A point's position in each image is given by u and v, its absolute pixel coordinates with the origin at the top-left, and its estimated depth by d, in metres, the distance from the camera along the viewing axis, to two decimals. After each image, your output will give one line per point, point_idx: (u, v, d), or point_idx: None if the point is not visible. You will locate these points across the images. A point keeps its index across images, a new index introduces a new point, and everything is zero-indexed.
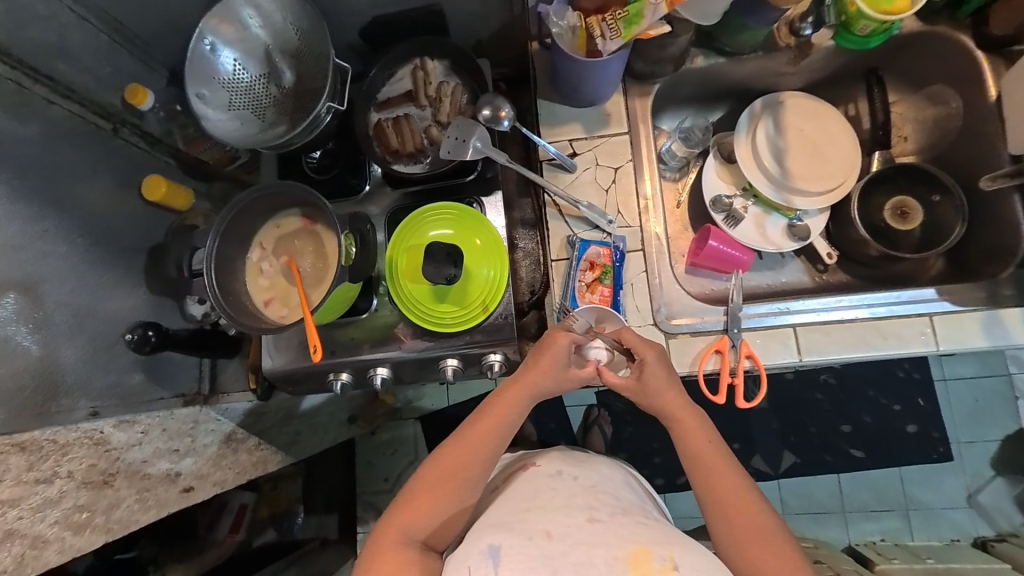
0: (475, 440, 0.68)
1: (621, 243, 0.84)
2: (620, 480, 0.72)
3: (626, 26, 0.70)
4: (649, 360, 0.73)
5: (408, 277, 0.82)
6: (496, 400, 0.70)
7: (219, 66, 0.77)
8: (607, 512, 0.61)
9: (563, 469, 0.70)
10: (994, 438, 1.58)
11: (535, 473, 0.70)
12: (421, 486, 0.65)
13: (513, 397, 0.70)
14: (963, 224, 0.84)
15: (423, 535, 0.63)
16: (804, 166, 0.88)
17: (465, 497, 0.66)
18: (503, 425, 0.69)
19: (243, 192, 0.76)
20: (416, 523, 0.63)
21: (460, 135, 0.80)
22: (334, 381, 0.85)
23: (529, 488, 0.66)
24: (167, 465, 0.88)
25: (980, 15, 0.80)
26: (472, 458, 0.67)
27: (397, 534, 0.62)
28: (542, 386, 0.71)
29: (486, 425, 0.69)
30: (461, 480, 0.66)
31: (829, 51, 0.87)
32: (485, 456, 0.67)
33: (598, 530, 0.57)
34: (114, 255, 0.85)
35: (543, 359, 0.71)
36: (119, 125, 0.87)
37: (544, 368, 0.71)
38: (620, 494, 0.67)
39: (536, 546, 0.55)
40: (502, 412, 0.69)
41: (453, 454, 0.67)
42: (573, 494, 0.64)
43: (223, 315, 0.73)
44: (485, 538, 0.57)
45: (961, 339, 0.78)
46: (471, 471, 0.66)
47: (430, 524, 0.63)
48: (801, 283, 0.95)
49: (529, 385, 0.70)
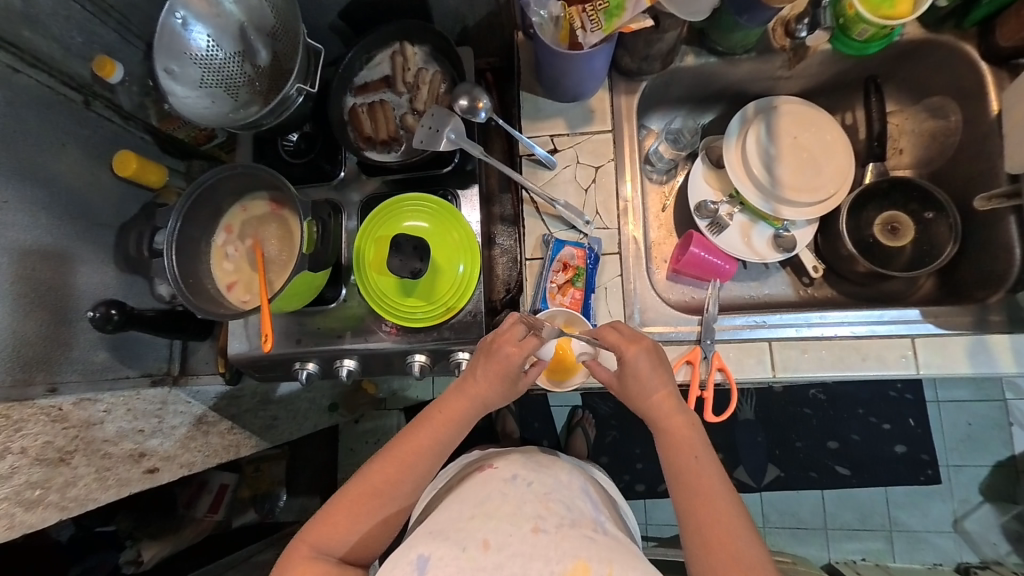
0: (404, 456, 0.68)
1: (596, 245, 0.82)
2: (579, 489, 0.70)
3: (607, 18, 0.67)
4: (631, 358, 0.70)
5: (376, 269, 0.80)
6: (432, 415, 0.71)
7: (191, 42, 0.76)
8: (554, 522, 0.59)
9: (519, 473, 0.69)
10: (985, 464, 1.54)
11: (490, 475, 0.69)
12: (341, 503, 0.66)
13: (451, 412, 0.70)
14: (955, 243, 0.81)
15: (342, 552, 0.64)
16: (798, 175, 0.84)
17: (387, 515, 0.67)
18: (439, 442, 0.70)
19: (209, 170, 0.74)
20: (333, 540, 0.64)
21: (434, 125, 0.78)
22: (299, 370, 0.83)
23: (479, 492, 0.65)
24: (131, 444, 0.88)
25: (987, 25, 0.75)
26: (398, 475, 0.67)
27: (309, 553, 0.63)
28: (487, 397, 0.70)
29: (418, 442, 0.69)
30: (383, 497, 0.66)
31: (826, 56, 0.83)
32: (414, 474, 0.68)
33: (541, 542, 0.55)
34: (81, 229, 0.84)
35: (489, 370, 0.69)
36: (91, 98, 0.86)
37: (491, 378, 0.69)
38: (573, 504, 0.64)
39: (469, 559, 0.54)
40: (439, 426, 0.70)
41: (377, 471, 0.67)
42: (523, 501, 0.62)
43: (184, 299, 0.71)
44: (416, 547, 0.57)
45: (943, 363, 0.74)
46: (397, 489, 0.67)
47: (347, 541, 0.65)
48: (784, 296, 0.91)
49: (473, 396, 0.70)
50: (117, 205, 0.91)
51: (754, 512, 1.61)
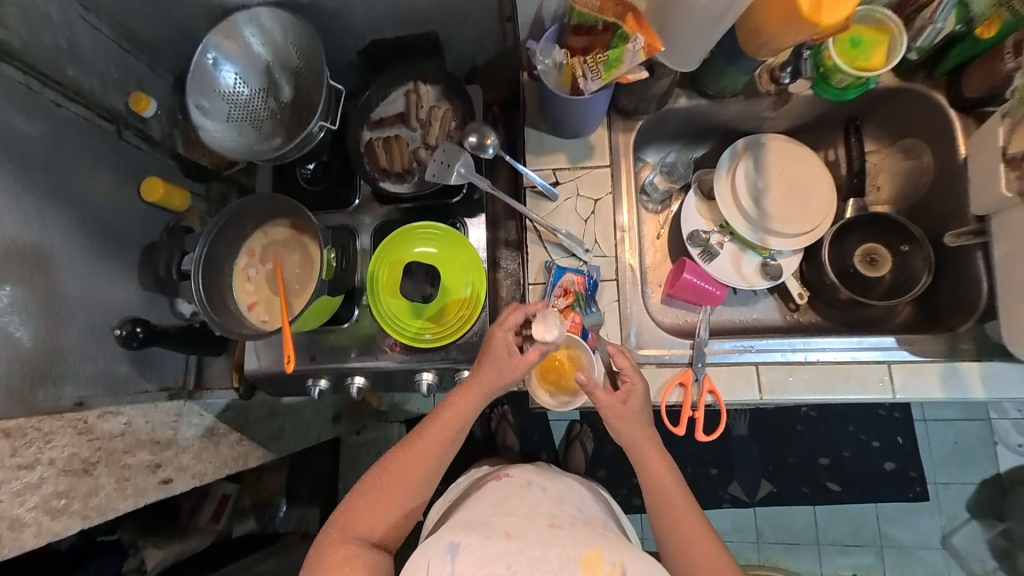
0: (416, 448, 0.75)
1: (595, 272, 0.87)
2: (587, 498, 0.80)
3: (607, 69, 0.73)
4: (631, 392, 0.76)
5: (389, 291, 0.85)
6: (443, 409, 0.75)
7: (221, 79, 0.82)
8: (567, 520, 0.69)
9: (532, 480, 0.78)
10: (971, 481, 1.59)
11: (507, 482, 0.77)
12: (366, 493, 0.73)
13: (460, 404, 0.73)
14: (930, 274, 0.85)
15: (373, 537, 0.71)
16: (784, 208, 0.91)
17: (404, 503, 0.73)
18: (449, 432, 0.74)
19: (235, 199, 0.80)
20: (362, 525, 0.71)
21: (446, 159, 0.83)
22: (312, 387, 0.88)
23: (499, 494, 0.73)
24: (149, 455, 0.92)
25: (955, 74, 0.82)
26: (412, 465, 0.73)
27: (339, 539, 0.70)
28: (490, 390, 0.73)
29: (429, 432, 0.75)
30: (399, 485, 0.73)
31: (808, 98, 0.90)
32: (430, 463, 0.74)
33: (559, 534, 0.64)
34: (113, 250, 0.89)
35: (487, 360, 0.73)
36: (122, 126, 0.90)
37: (489, 367, 0.72)
38: (584, 506, 0.76)
39: (495, 544, 0.59)
40: (449, 417, 0.74)
41: (395, 463, 0.74)
42: (540, 503, 0.72)
43: (206, 317, 0.75)
44: (446, 535, 0.62)
45: (919, 388, 0.79)
46: (412, 476, 0.73)
47: (376, 527, 0.72)
48: (772, 320, 0.97)
49: (477, 386, 0.73)
50: (144, 226, 0.95)
51: (748, 526, 1.64)
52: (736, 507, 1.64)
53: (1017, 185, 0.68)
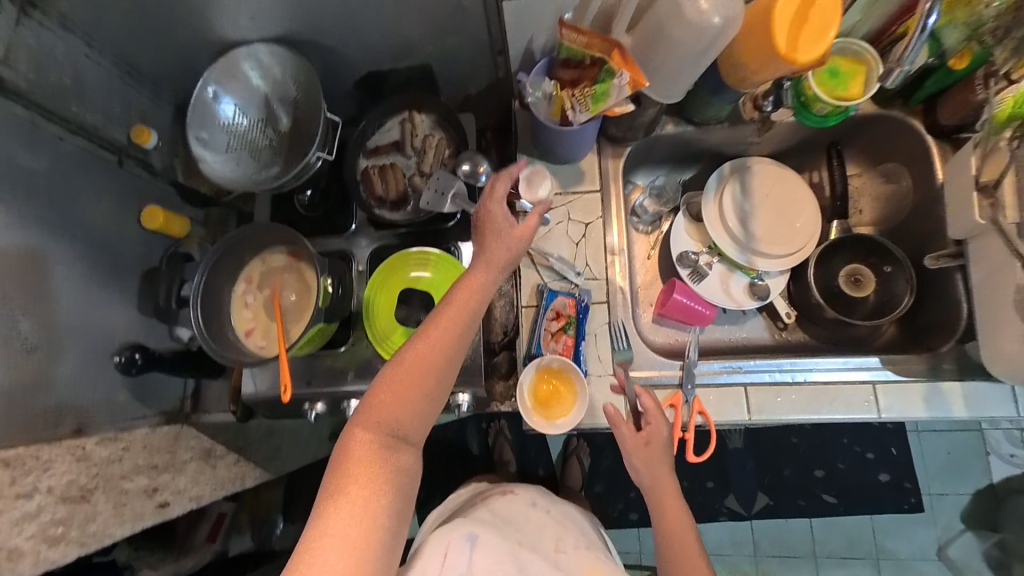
0: (434, 343, 0.62)
1: (586, 296, 0.88)
2: (582, 520, 0.92)
3: (594, 102, 0.75)
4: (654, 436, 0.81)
5: (384, 316, 0.87)
6: (456, 293, 0.64)
7: (220, 112, 0.85)
8: (569, 544, 0.81)
9: (537, 499, 0.88)
10: (965, 492, 1.60)
11: (516, 497, 0.88)
12: (383, 391, 0.61)
13: (473, 283, 0.64)
14: (911, 294, 0.87)
15: (401, 417, 0.61)
16: (769, 229, 0.94)
17: (443, 353, 0.62)
18: (467, 315, 0.64)
19: (235, 228, 0.82)
20: (388, 425, 0.60)
21: (440, 188, 0.86)
22: (309, 410, 0.87)
23: (509, 507, 0.84)
24: (145, 480, 0.92)
25: (930, 103, 0.85)
26: (431, 362, 0.61)
27: (363, 437, 0.59)
28: (501, 267, 0.66)
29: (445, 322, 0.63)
30: (423, 373, 0.61)
31: (791, 125, 0.93)
32: (452, 350, 0.63)
33: (562, 560, 0.77)
34: (113, 277, 0.90)
35: (486, 233, 0.68)
36: (124, 157, 0.92)
37: (490, 241, 0.67)
38: (583, 532, 0.87)
39: (511, 550, 0.72)
40: (465, 299, 0.64)
41: (412, 356, 0.61)
42: (546, 524, 0.83)
43: (204, 344, 0.77)
44: (466, 526, 0.73)
45: (903, 408, 0.81)
46: (433, 373, 0.62)
47: (403, 405, 0.61)
48: (761, 339, 0.99)
49: (488, 262, 0.66)
50: (144, 251, 0.96)
51: (745, 540, 1.65)
52: (733, 520, 1.64)
53: (989, 213, 0.71)
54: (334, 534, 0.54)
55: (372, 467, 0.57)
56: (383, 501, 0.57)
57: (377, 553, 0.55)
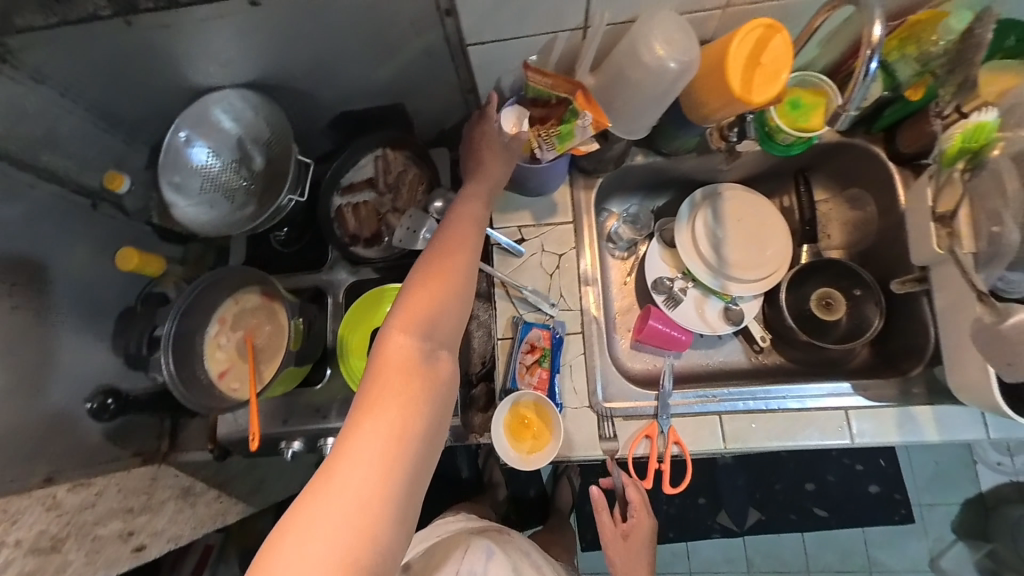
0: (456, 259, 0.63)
1: (561, 327, 0.89)
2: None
3: (560, 140, 0.77)
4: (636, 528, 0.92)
5: (359, 353, 0.87)
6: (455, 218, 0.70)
7: (193, 156, 0.85)
8: None
9: (533, 550, 0.98)
10: (955, 501, 1.61)
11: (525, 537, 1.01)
12: (409, 303, 0.58)
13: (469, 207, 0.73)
14: (881, 317, 0.90)
15: (432, 324, 0.58)
16: (742, 256, 0.95)
17: (466, 267, 0.63)
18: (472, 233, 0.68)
19: (209, 272, 0.83)
20: (419, 333, 0.57)
21: (412, 225, 0.86)
22: (286, 448, 0.86)
23: (520, 540, 0.98)
24: (121, 523, 0.89)
25: (890, 131, 0.88)
26: (456, 272, 0.62)
27: (395, 347, 0.55)
28: (485, 196, 0.77)
29: (462, 242, 0.66)
30: (452, 286, 0.61)
31: (758, 153, 0.95)
32: (467, 259, 0.64)
33: None
34: (86, 320, 0.91)
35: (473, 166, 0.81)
36: (98, 201, 0.93)
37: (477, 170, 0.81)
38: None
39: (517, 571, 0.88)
40: (466, 220, 0.70)
41: (431, 269, 0.61)
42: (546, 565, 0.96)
43: (176, 391, 0.76)
44: (487, 541, 0.89)
45: (875, 433, 0.82)
46: (460, 283, 0.62)
47: (433, 314, 0.58)
48: (738, 363, 0.99)
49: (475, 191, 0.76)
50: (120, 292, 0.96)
51: (738, 556, 1.64)
52: (725, 536, 1.63)
53: (947, 243, 0.72)
54: (368, 438, 0.49)
55: (409, 373, 0.54)
56: (420, 406, 0.53)
57: (413, 461, 0.51)
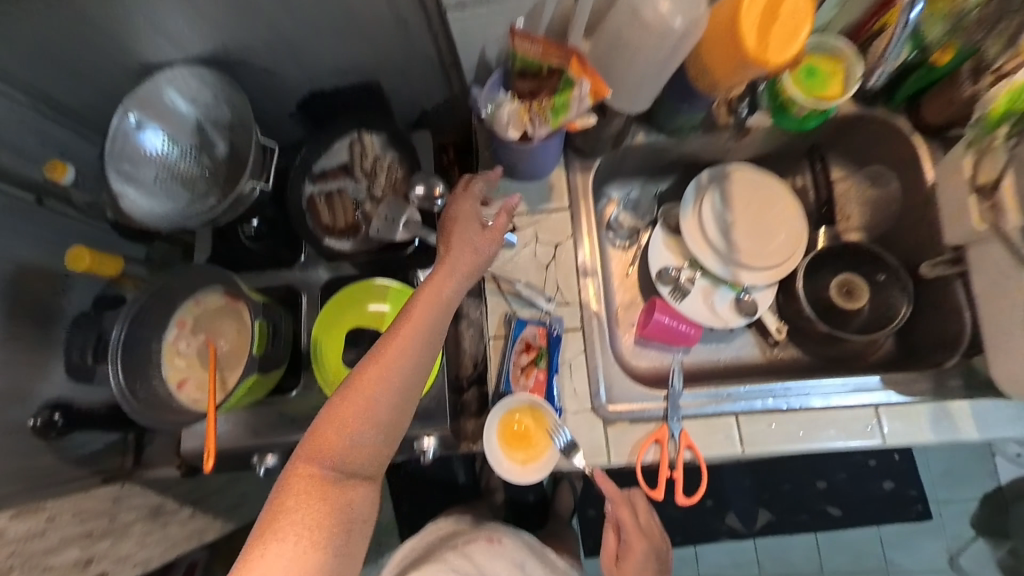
0: (411, 334, 0.56)
1: (558, 324, 0.80)
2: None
3: (553, 114, 0.69)
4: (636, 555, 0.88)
5: (336, 356, 0.79)
6: (408, 310, 0.58)
7: (145, 144, 0.77)
8: None
9: (527, 561, 0.89)
10: (973, 497, 1.54)
11: (506, 551, 0.88)
12: (328, 420, 0.54)
13: (434, 293, 0.58)
14: (909, 305, 0.82)
15: (349, 447, 0.54)
16: (750, 242, 0.88)
17: (405, 375, 0.55)
18: (423, 332, 0.57)
19: (163, 272, 0.74)
20: (331, 459, 0.53)
21: (390, 215, 0.80)
22: (259, 464, 0.78)
23: (497, 562, 0.85)
24: (77, 551, 0.80)
25: (914, 101, 0.80)
26: (382, 388, 0.55)
27: (302, 473, 0.53)
28: (459, 279, 0.61)
29: (410, 331, 0.56)
30: (396, 370, 0.55)
31: (769, 130, 0.87)
32: (406, 369, 0.55)
33: None
34: (38, 324, 0.80)
35: (451, 227, 0.65)
36: (43, 195, 0.83)
37: (455, 232, 0.64)
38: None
39: None
40: (420, 316, 0.57)
41: (360, 377, 0.55)
42: None
43: (126, 407, 0.68)
44: None
45: (908, 432, 0.74)
46: (407, 364, 0.56)
47: (350, 439, 0.54)
48: (752, 359, 0.92)
49: (446, 271, 0.61)
50: (72, 295, 0.87)
51: (749, 560, 1.57)
52: (735, 539, 1.56)
53: (989, 217, 0.65)
54: None
55: (309, 507, 0.52)
56: (322, 540, 0.51)
57: None
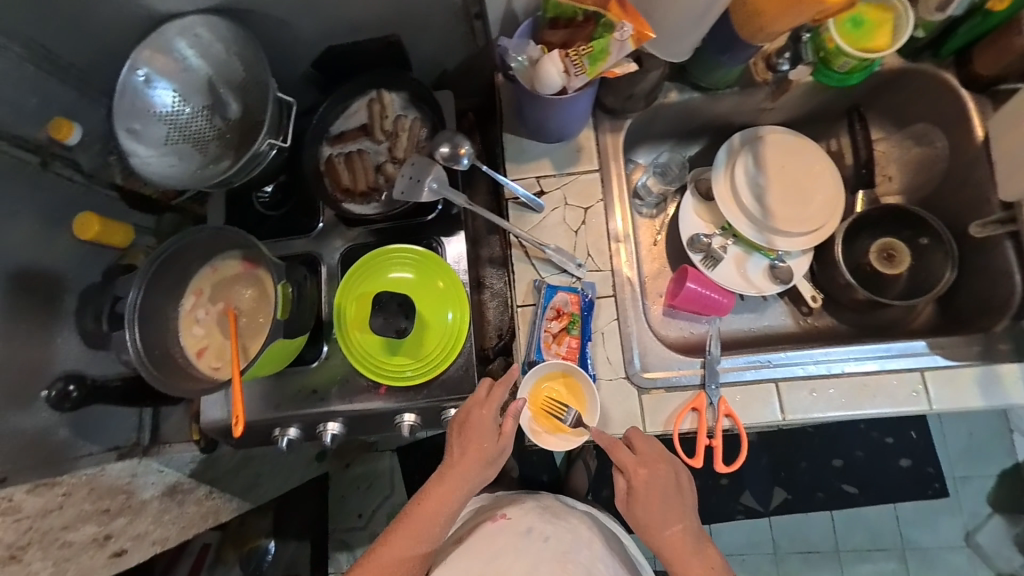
0: (433, 517, 0.68)
1: (590, 290, 0.77)
2: (599, 548, 0.81)
3: (591, 62, 0.64)
4: (641, 485, 0.67)
5: (357, 325, 0.75)
6: (432, 488, 0.69)
7: (155, 100, 0.72)
8: None
9: (533, 525, 0.81)
10: (990, 474, 1.53)
11: (508, 526, 0.81)
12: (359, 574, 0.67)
13: (456, 480, 0.68)
14: (953, 270, 0.78)
15: None
16: (787, 205, 0.83)
17: (426, 542, 0.68)
18: (444, 512, 0.68)
19: (174, 235, 0.70)
20: None
21: (415, 174, 0.75)
22: (280, 437, 0.78)
23: (499, 539, 0.79)
24: (95, 528, 0.80)
25: (964, 54, 0.76)
26: (406, 557, 0.67)
27: None
28: (473, 475, 0.68)
29: (437, 509, 0.68)
30: (421, 538, 0.68)
31: (808, 87, 0.83)
32: (427, 537, 0.68)
33: None
34: (45, 297, 0.77)
35: (471, 441, 0.69)
36: (49, 158, 0.78)
37: (472, 448, 0.69)
38: (594, 568, 0.77)
39: None
40: (442, 498, 0.68)
41: (389, 541, 0.68)
42: (540, 559, 0.76)
43: (147, 374, 0.65)
44: None
45: (956, 397, 0.71)
46: (425, 538, 0.68)
47: None
48: (784, 328, 0.89)
49: (466, 458, 0.69)
50: (81, 266, 0.83)
51: (764, 539, 1.55)
52: (750, 518, 1.55)
53: None
54: None
55: None
56: None
57: None
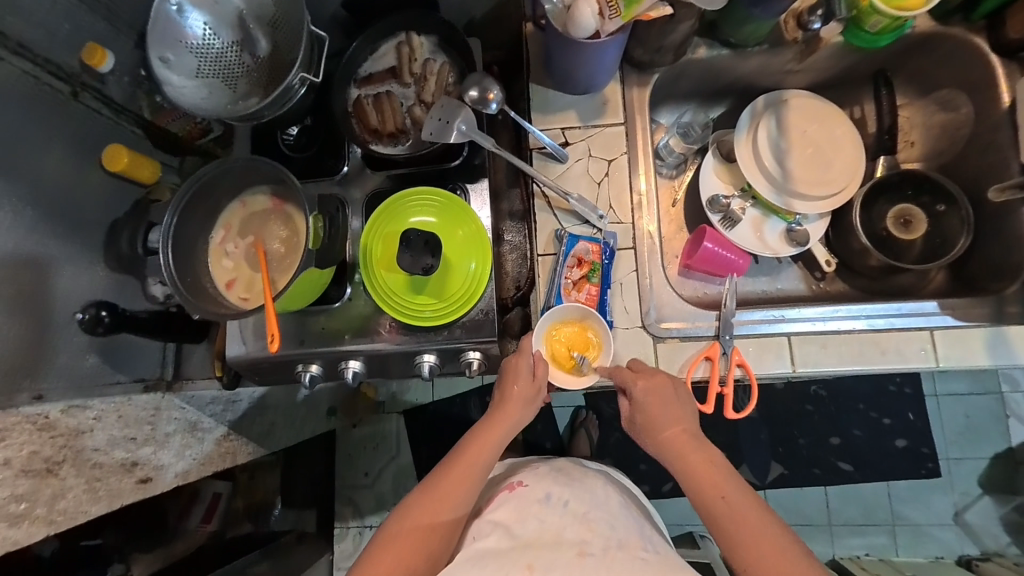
0: (463, 476, 0.70)
1: (611, 240, 0.79)
2: (616, 504, 0.83)
3: (626, 5, 0.65)
4: (640, 394, 0.70)
5: (384, 265, 0.77)
6: (465, 447, 0.72)
7: (187, 29, 0.72)
8: (599, 545, 0.73)
9: (551, 491, 0.82)
10: (984, 456, 1.56)
11: (528, 495, 0.83)
12: (387, 545, 0.65)
13: (488, 439, 0.72)
14: (969, 235, 0.80)
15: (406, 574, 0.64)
16: (806, 169, 0.84)
17: (455, 505, 0.69)
18: (475, 471, 0.70)
19: (207, 165, 0.72)
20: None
21: (445, 116, 0.76)
22: (303, 372, 0.80)
23: (521, 506, 0.81)
24: (124, 454, 0.82)
25: (996, 17, 0.75)
26: (438, 522, 0.68)
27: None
28: (503, 434, 0.72)
29: (467, 468, 0.70)
30: (452, 501, 0.69)
31: (836, 48, 0.83)
32: (459, 498, 0.69)
33: (588, 563, 0.70)
34: (73, 225, 0.78)
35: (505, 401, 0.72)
36: (79, 89, 0.79)
37: (506, 407, 0.72)
38: (616, 523, 0.78)
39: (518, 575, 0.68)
40: (473, 457, 0.71)
41: (417, 506, 0.68)
42: (564, 523, 0.77)
43: (181, 298, 0.67)
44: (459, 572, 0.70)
45: (963, 356, 0.73)
46: (455, 500, 0.69)
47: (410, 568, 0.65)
48: (797, 291, 0.90)
49: (500, 417, 0.72)
50: (108, 199, 0.84)
51: None
52: None
53: None
54: None
55: None
56: None
57: None
